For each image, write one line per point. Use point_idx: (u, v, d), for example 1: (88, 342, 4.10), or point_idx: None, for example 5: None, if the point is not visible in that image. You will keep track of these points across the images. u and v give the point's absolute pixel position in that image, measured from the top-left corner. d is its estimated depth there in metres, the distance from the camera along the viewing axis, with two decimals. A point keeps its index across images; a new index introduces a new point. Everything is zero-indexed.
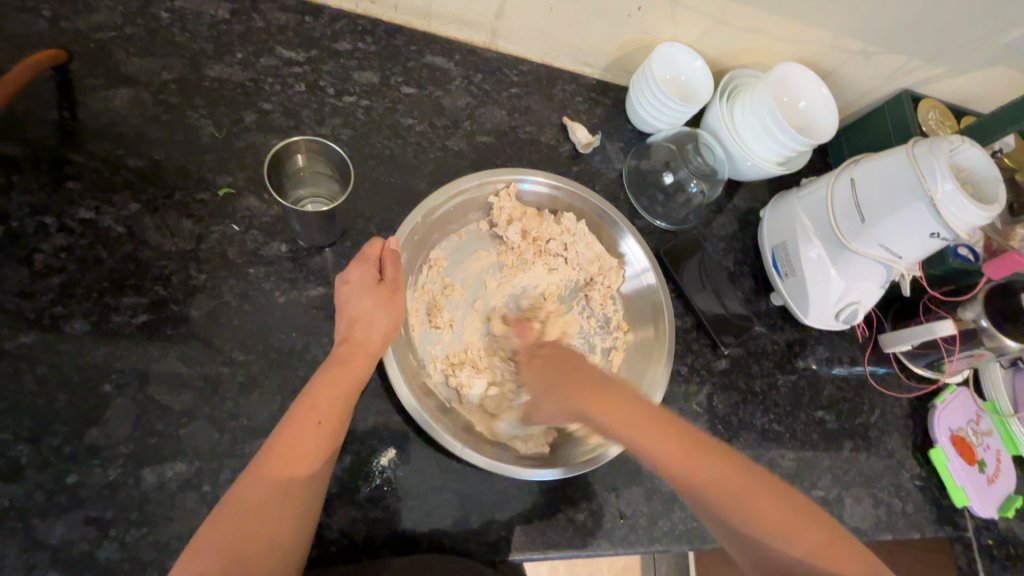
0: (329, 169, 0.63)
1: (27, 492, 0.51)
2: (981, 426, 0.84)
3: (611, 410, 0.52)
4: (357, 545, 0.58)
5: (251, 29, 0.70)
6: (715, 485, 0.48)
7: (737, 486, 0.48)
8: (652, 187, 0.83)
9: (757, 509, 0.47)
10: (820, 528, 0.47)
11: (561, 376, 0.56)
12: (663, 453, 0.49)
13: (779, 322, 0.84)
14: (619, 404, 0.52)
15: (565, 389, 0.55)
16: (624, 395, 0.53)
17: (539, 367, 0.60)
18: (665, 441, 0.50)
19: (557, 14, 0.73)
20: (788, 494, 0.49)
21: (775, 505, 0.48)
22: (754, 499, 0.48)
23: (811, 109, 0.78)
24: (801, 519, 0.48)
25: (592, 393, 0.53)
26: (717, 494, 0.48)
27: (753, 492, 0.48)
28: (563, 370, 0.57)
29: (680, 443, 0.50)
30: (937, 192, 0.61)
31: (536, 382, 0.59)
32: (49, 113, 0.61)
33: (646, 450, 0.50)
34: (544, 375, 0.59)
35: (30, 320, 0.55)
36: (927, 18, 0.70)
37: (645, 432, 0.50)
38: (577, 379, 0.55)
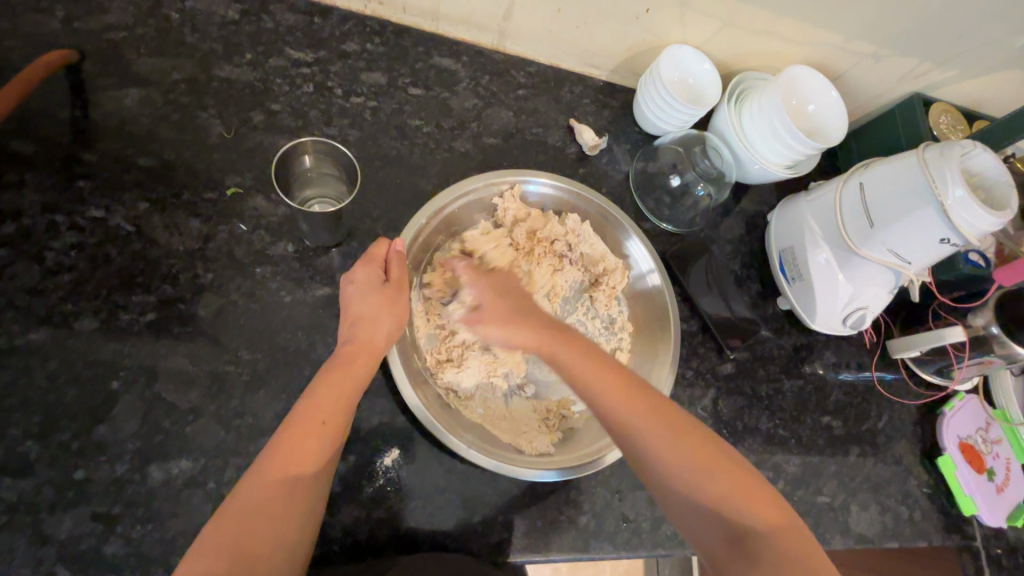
0: (336, 169, 0.63)
1: (36, 487, 0.52)
2: (991, 434, 0.83)
3: (567, 344, 0.57)
4: (360, 544, 0.58)
5: (261, 30, 0.71)
6: (652, 424, 0.52)
7: (671, 427, 0.52)
8: (658, 189, 0.83)
9: (689, 450, 0.51)
10: (747, 477, 0.51)
11: (522, 308, 0.61)
12: (606, 391, 0.53)
13: (785, 326, 0.83)
14: (572, 342, 0.58)
15: (523, 319, 0.59)
16: (578, 338, 0.59)
17: (496, 293, 0.62)
18: (609, 383, 0.54)
19: (566, 16, 0.73)
20: (717, 444, 0.52)
21: (705, 451, 0.51)
22: (687, 443, 0.51)
23: (821, 112, 0.77)
24: (729, 467, 0.51)
25: (549, 330, 0.59)
26: (653, 435, 0.51)
27: (686, 435, 0.51)
28: (522, 303, 0.62)
29: (622, 383, 0.54)
30: (948, 198, 0.60)
31: (494, 304, 0.61)
32: (61, 112, 0.62)
33: (592, 388, 0.54)
34: (500, 300, 0.62)
35: (40, 317, 0.56)
36: (939, 20, 0.70)
37: (594, 371, 0.55)
38: (534, 316, 0.60)
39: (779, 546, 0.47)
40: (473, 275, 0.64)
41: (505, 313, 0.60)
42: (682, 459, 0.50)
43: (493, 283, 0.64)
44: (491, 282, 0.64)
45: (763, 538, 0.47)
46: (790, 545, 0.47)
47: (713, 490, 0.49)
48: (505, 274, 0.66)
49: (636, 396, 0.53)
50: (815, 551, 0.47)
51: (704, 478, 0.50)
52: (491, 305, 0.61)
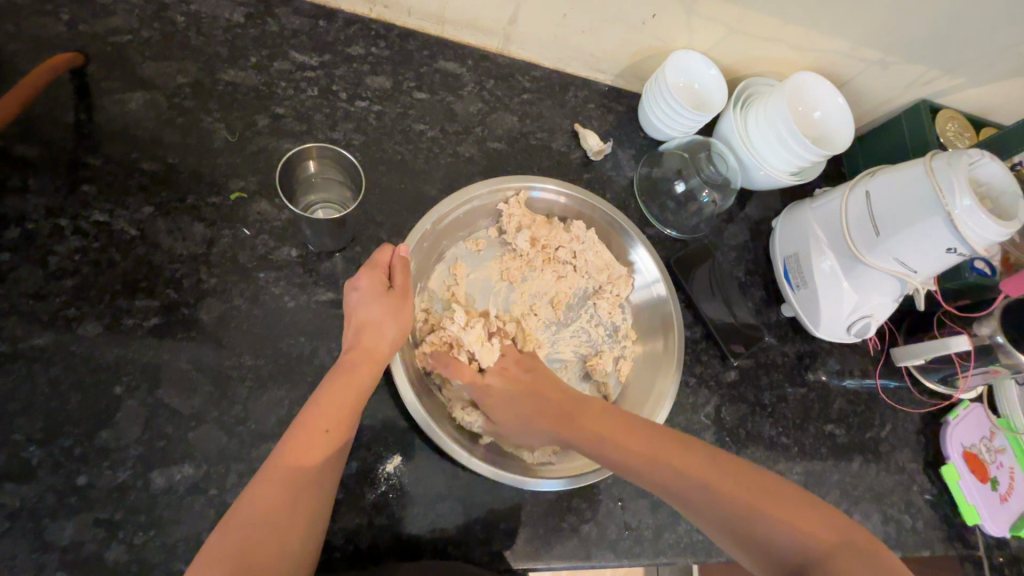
0: (340, 174, 0.63)
1: (38, 493, 0.52)
2: (995, 443, 0.82)
3: (578, 429, 0.60)
4: (362, 551, 0.58)
5: (266, 33, 0.70)
6: (679, 469, 0.53)
7: (700, 468, 0.53)
8: (663, 195, 0.82)
9: (722, 486, 0.51)
10: (790, 501, 0.49)
11: (529, 403, 0.63)
12: (628, 453, 0.56)
13: (789, 333, 0.83)
14: (588, 420, 0.60)
15: (535, 423, 0.63)
16: (588, 418, 0.61)
17: (502, 399, 0.63)
18: (633, 442, 0.56)
19: (572, 21, 0.73)
20: (757, 474, 0.52)
21: (742, 482, 0.51)
22: (718, 480, 0.51)
23: (827, 118, 0.77)
24: (769, 494, 0.50)
25: (560, 417, 0.62)
26: (677, 476, 0.53)
27: (716, 472, 0.52)
28: (529, 399, 0.63)
29: (642, 439, 0.57)
30: (955, 208, 0.60)
31: (502, 415, 0.63)
32: (66, 116, 0.62)
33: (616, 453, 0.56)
34: (507, 405, 0.63)
35: (44, 321, 0.56)
36: (947, 28, 0.69)
37: (615, 437, 0.58)
38: (544, 408, 0.63)
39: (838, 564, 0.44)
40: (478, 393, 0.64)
41: (515, 421, 0.63)
42: (717, 495, 0.50)
43: (494, 393, 0.63)
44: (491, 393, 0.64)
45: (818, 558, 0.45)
46: (849, 560, 0.44)
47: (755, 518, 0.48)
48: (499, 375, 0.65)
49: (658, 447, 0.55)
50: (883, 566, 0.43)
51: (745, 508, 0.49)
52: (502, 418, 0.63)
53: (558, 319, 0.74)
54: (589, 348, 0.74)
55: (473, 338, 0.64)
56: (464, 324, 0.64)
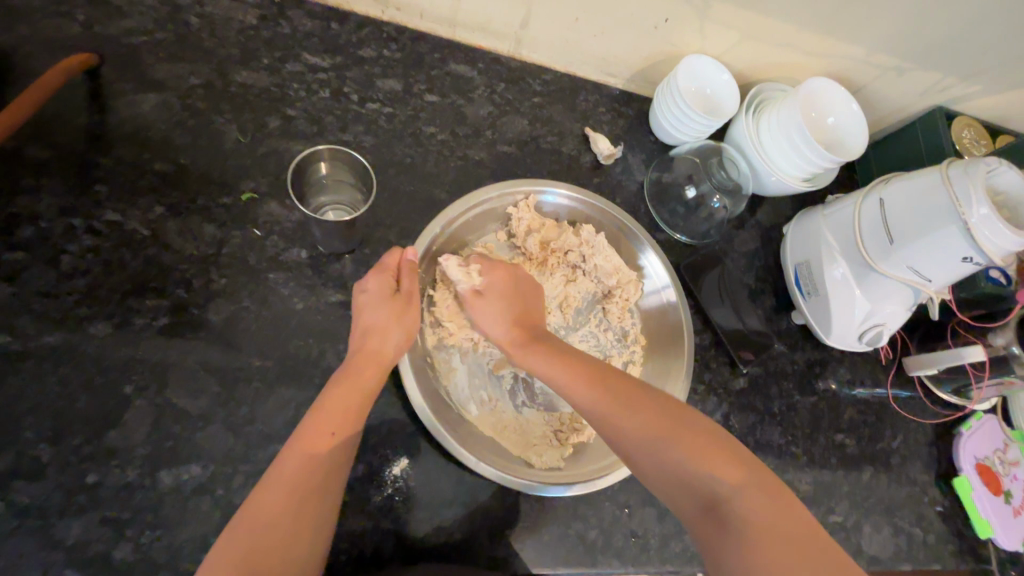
0: (351, 176, 0.63)
1: (46, 492, 0.52)
2: (1008, 455, 0.81)
3: (536, 345, 0.59)
4: (367, 556, 0.58)
5: (278, 35, 0.71)
6: (614, 403, 0.51)
7: (636, 407, 0.50)
8: (673, 200, 0.82)
9: (653, 422, 0.49)
10: (718, 443, 0.47)
11: (510, 311, 0.63)
12: (572, 382, 0.54)
13: (800, 341, 0.82)
14: (545, 342, 0.60)
15: (510, 314, 0.63)
16: (552, 342, 0.60)
17: (503, 280, 0.65)
18: (578, 374, 0.55)
19: (583, 25, 0.72)
20: (687, 419, 0.49)
21: (671, 422, 0.49)
22: (647, 418, 0.49)
23: (840, 125, 0.76)
24: (699, 437, 0.47)
25: (525, 333, 0.61)
26: (609, 406, 0.51)
27: (650, 412, 0.50)
28: (519, 302, 0.64)
29: (586, 371, 0.55)
30: (971, 217, 0.59)
31: (498, 294, 0.64)
32: (80, 117, 0.62)
33: (561, 384, 0.55)
34: (501, 289, 0.64)
35: (55, 320, 0.56)
36: (964, 36, 0.68)
37: (562, 365, 0.56)
38: (521, 315, 0.63)
39: (755, 508, 0.42)
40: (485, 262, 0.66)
41: (498, 304, 0.63)
42: (644, 433, 0.49)
43: (504, 276, 0.65)
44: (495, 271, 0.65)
45: (734, 500, 0.43)
46: (759, 504, 0.42)
47: (682, 457, 0.46)
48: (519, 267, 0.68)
49: (600, 378, 0.54)
50: (799, 512, 0.42)
51: (668, 447, 0.47)
52: (489, 299, 0.64)
53: (567, 323, 0.74)
54: (597, 353, 0.74)
55: (476, 240, 0.73)
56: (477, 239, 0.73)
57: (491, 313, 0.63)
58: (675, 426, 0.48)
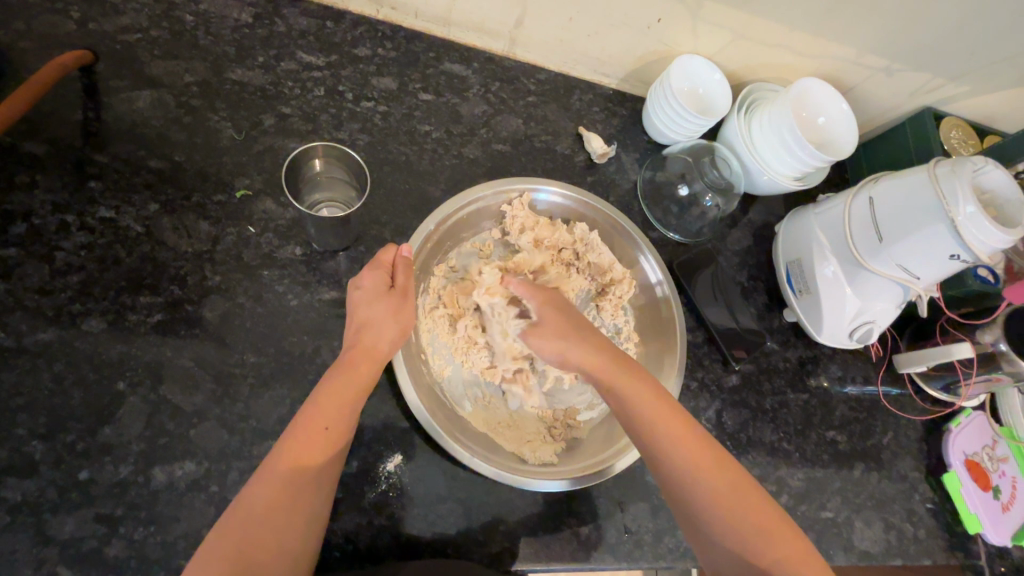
0: (345, 173, 0.63)
1: (40, 488, 0.52)
2: (997, 452, 0.82)
3: (627, 376, 0.57)
4: (362, 552, 0.58)
5: (274, 33, 0.71)
6: (710, 471, 0.53)
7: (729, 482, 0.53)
8: (666, 199, 0.83)
9: (737, 498, 0.52)
10: (793, 538, 0.52)
11: (591, 335, 0.60)
12: (668, 430, 0.55)
13: (791, 338, 0.83)
14: (634, 374, 0.58)
15: (585, 341, 0.59)
16: (639, 373, 0.58)
17: (556, 304, 0.62)
18: (676, 428, 0.55)
19: (578, 25, 0.73)
20: (769, 505, 0.53)
21: (759, 507, 0.52)
22: (738, 498, 0.52)
23: (831, 125, 0.77)
24: (781, 527, 0.52)
25: (611, 356, 0.59)
26: (699, 470, 0.53)
27: (744, 492, 0.53)
28: (585, 327, 0.61)
29: (681, 423, 0.55)
30: (959, 215, 0.60)
31: (556, 320, 0.60)
32: (74, 114, 0.62)
33: (657, 433, 0.55)
34: (559, 316, 0.61)
35: (50, 317, 0.56)
36: (953, 37, 0.69)
37: (658, 411, 0.56)
38: (602, 341, 0.60)
39: None
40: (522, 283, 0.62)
41: (563, 330, 0.60)
42: (737, 514, 0.52)
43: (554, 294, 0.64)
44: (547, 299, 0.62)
45: None
46: None
47: (770, 547, 0.50)
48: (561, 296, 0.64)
49: (692, 435, 0.55)
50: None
51: (758, 530, 0.51)
52: (550, 324, 0.60)
53: None
54: None
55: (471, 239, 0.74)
56: (470, 237, 0.74)
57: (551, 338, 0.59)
58: (760, 510, 0.52)
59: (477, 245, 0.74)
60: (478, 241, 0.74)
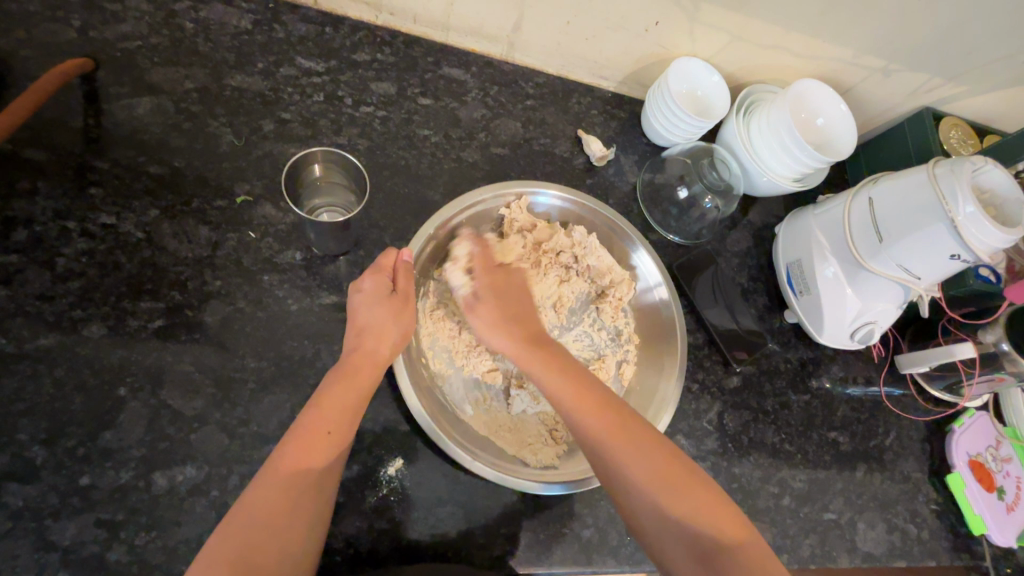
0: (345, 179, 0.64)
1: (40, 493, 0.52)
2: (1000, 452, 0.81)
3: (537, 357, 0.59)
4: (362, 555, 0.58)
5: (273, 39, 0.71)
6: (626, 445, 0.52)
7: (642, 449, 0.52)
8: (666, 201, 0.83)
9: (653, 463, 0.51)
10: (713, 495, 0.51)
11: (509, 321, 0.63)
12: (573, 402, 0.55)
13: (792, 339, 0.83)
14: (552, 359, 0.59)
15: (509, 329, 0.62)
16: (553, 352, 0.60)
17: (493, 291, 0.64)
18: (587, 401, 0.55)
19: (575, 28, 0.73)
20: (692, 470, 0.52)
21: (675, 474, 0.51)
22: (656, 460, 0.52)
23: (830, 126, 0.77)
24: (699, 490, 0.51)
25: (526, 340, 0.61)
26: (608, 436, 0.53)
27: (661, 463, 0.51)
28: (513, 310, 0.64)
29: (588, 394, 0.56)
30: (958, 214, 0.60)
31: (488, 307, 0.63)
32: (75, 121, 0.63)
33: (569, 412, 0.55)
34: (495, 300, 0.64)
35: (50, 322, 0.57)
36: (951, 36, 0.69)
37: (571, 393, 0.56)
38: (518, 326, 0.62)
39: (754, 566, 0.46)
40: (478, 255, 0.67)
41: (493, 319, 0.63)
42: (654, 485, 0.50)
43: (496, 281, 0.65)
44: (488, 283, 0.65)
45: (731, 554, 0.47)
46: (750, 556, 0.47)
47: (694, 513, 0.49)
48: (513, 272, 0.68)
49: (601, 404, 0.55)
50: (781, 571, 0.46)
51: (671, 493, 0.50)
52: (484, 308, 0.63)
53: (561, 323, 0.74)
54: (591, 352, 0.75)
55: None
56: None
57: (487, 317, 0.63)
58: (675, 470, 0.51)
59: None
60: None
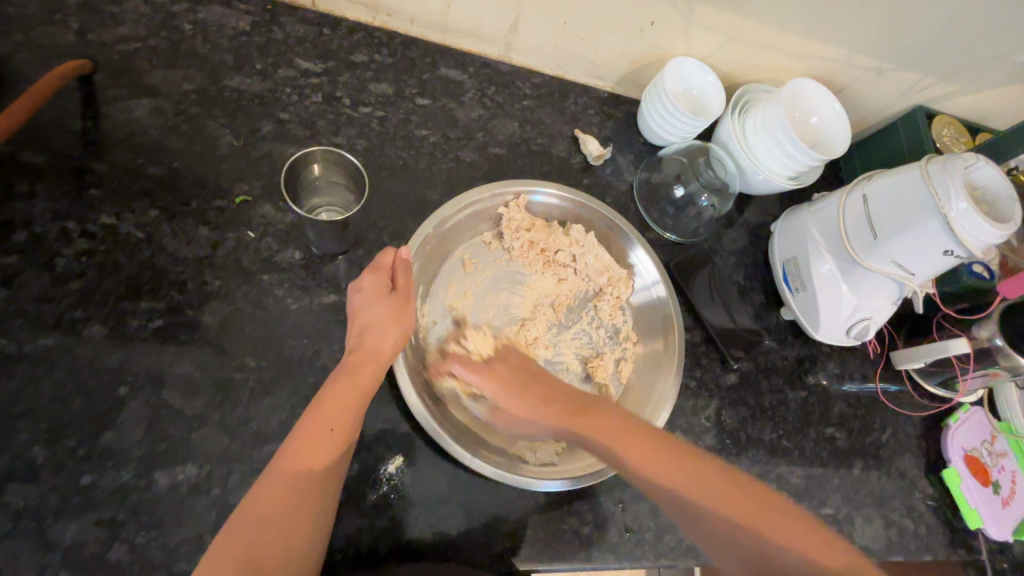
0: (343, 178, 0.64)
1: (41, 494, 0.52)
2: (996, 447, 0.82)
3: (579, 426, 0.54)
4: (363, 554, 0.58)
5: (271, 41, 0.72)
6: (693, 484, 0.49)
7: (738, 509, 0.47)
8: (662, 200, 0.83)
9: (725, 498, 0.48)
10: (796, 521, 0.47)
11: (535, 400, 0.57)
12: (629, 454, 0.51)
13: (789, 336, 0.83)
14: (592, 423, 0.54)
15: (544, 407, 0.57)
16: (589, 411, 0.55)
17: (505, 386, 0.59)
18: (670, 468, 0.50)
19: (571, 29, 0.74)
20: (766, 499, 0.49)
21: (785, 528, 0.46)
22: (728, 496, 0.48)
23: (824, 125, 0.78)
24: (811, 538, 0.46)
25: (562, 413, 0.56)
26: (672, 480, 0.49)
27: (734, 497, 0.48)
28: (534, 388, 0.58)
29: (640, 439, 0.52)
30: (951, 210, 0.60)
31: (512, 404, 0.58)
32: (74, 123, 0.63)
33: (628, 465, 0.51)
34: (511, 392, 0.58)
35: (50, 323, 0.57)
36: (942, 37, 0.70)
37: (624, 446, 0.52)
38: (545, 402, 0.57)
39: None
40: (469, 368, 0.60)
41: (522, 408, 0.57)
42: (732, 522, 0.47)
43: (502, 374, 0.60)
44: (495, 373, 0.60)
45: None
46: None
47: (783, 543, 0.46)
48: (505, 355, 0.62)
49: (655, 446, 0.52)
50: None
51: (753, 530, 0.46)
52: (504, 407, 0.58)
53: (560, 321, 0.74)
54: (590, 350, 0.74)
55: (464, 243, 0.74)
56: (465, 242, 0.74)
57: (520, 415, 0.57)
58: (749, 500, 0.48)
59: (469, 251, 0.74)
60: (473, 247, 0.74)
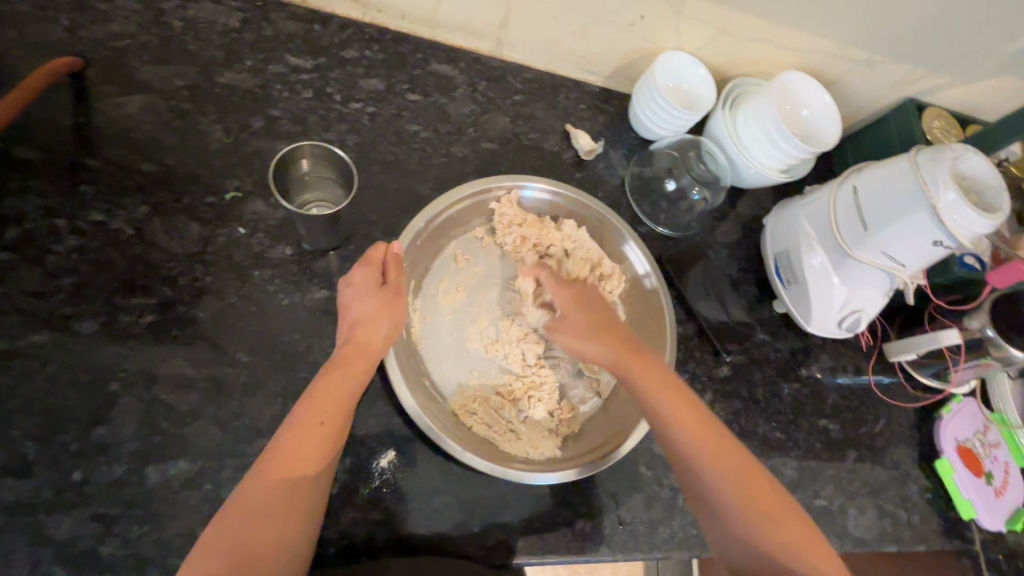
0: (333, 173, 0.64)
1: (35, 488, 0.52)
2: (988, 437, 0.83)
3: (629, 357, 0.59)
4: (358, 547, 0.58)
5: (262, 37, 0.72)
6: (706, 444, 0.54)
7: (753, 490, 0.52)
8: (654, 194, 0.83)
9: (729, 466, 0.54)
10: (779, 502, 0.53)
11: (598, 326, 0.62)
12: (663, 399, 0.56)
13: (782, 329, 0.83)
14: (646, 361, 0.59)
15: (598, 336, 0.61)
16: (641, 350, 0.61)
17: (575, 304, 0.64)
18: (694, 427, 0.55)
19: (561, 23, 0.74)
20: (762, 475, 0.54)
21: (774, 508, 0.52)
22: (729, 463, 0.54)
23: (814, 118, 0.78)
24: (803, 533, 0.51)
25: (622, 342, 0.61)
26: (690, 434, 0.55)
27: (734, 464, 0.54)
28: (600, 320, 0.63)
29: (676, 393, 0.57)
30: (939, 202, 0.61)
31: (578, 319, 0.63)
32: (65, 120, 0.63)
33: (657, 409, 0.56)
34: (580, 311, 0.63)
35: (42, 320, 0.57)
36: (931, 28, 0.71)
37: (662, 394, 0.57)
38: (608, 331, 0.62)
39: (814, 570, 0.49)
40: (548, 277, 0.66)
41: (585, 326, 0.62)
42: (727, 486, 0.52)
43: (570, 296, 0.65)
44: (569, 293, 0.65)
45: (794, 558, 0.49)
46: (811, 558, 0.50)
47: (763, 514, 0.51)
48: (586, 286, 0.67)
49: (684, 402, 0.57)
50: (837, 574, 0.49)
51: (745, 496, 0.52)
52: (567, 330, 0.63)
53: None
54: None
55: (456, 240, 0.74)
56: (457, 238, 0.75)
57: (571, 336, 0.62)
58: (746, 473, 0.54)
59: (461, 245, 0.74)
60: (467, 243, 0.75)
